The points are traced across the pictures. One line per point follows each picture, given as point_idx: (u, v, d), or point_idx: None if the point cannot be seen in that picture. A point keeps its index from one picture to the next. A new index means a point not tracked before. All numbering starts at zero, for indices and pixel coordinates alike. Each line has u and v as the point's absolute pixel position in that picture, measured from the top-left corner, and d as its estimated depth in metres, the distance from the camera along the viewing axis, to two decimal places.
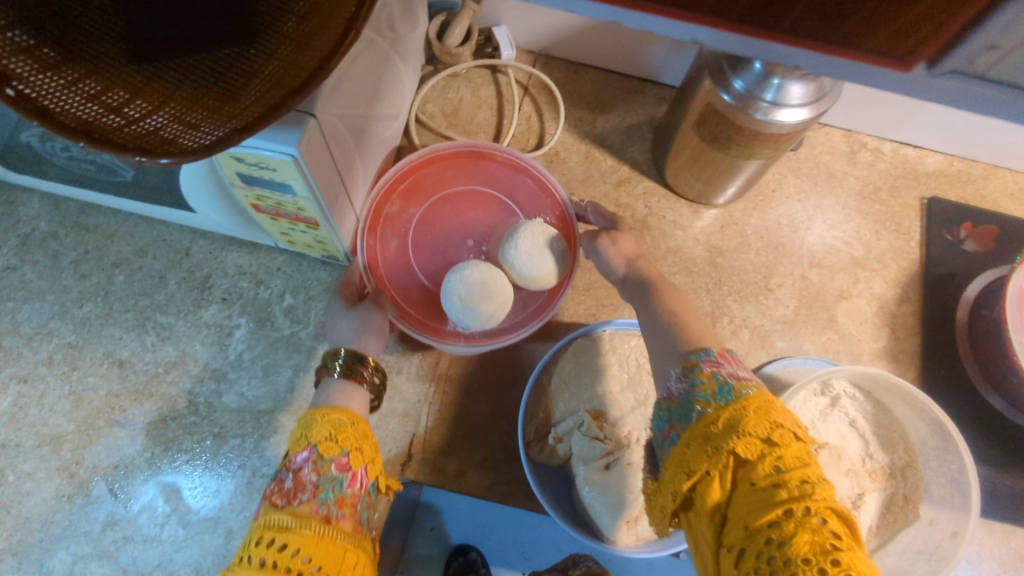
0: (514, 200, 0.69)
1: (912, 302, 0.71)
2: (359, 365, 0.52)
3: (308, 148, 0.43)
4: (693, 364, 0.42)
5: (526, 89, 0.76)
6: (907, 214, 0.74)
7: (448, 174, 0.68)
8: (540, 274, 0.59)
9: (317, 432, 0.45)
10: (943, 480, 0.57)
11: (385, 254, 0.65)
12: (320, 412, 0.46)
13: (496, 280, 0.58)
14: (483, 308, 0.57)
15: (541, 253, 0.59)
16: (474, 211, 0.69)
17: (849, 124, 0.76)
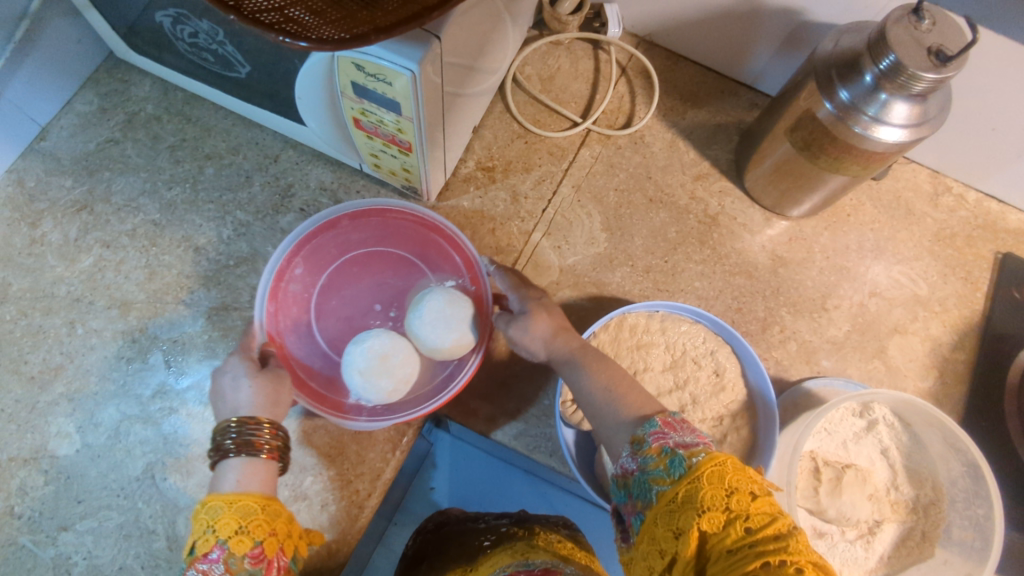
0: (422, 257, 0.66)
1: (966, 352, 0.70)
2: (252, 434, 0.44)
3: (426, 68, 0.46)
4: (641, 440, 0.41)
5: (624, 70, 0.77)
6: (979, 265, 0.73)
7: (362, 233, 0.65)
8: (450, 343, 0.56)
9: (225, 530, 0.40)
10: (965, 523, 0.58)
11: (286, 321, 0.61)
12: (229, 503, 0.41)
13: (400, 351, 0.57)
14: (384, 381, 0.56)
15: (448, 321, 0.56)
16: (383, 271, 0.66)
17: (938, 166, 0.75)
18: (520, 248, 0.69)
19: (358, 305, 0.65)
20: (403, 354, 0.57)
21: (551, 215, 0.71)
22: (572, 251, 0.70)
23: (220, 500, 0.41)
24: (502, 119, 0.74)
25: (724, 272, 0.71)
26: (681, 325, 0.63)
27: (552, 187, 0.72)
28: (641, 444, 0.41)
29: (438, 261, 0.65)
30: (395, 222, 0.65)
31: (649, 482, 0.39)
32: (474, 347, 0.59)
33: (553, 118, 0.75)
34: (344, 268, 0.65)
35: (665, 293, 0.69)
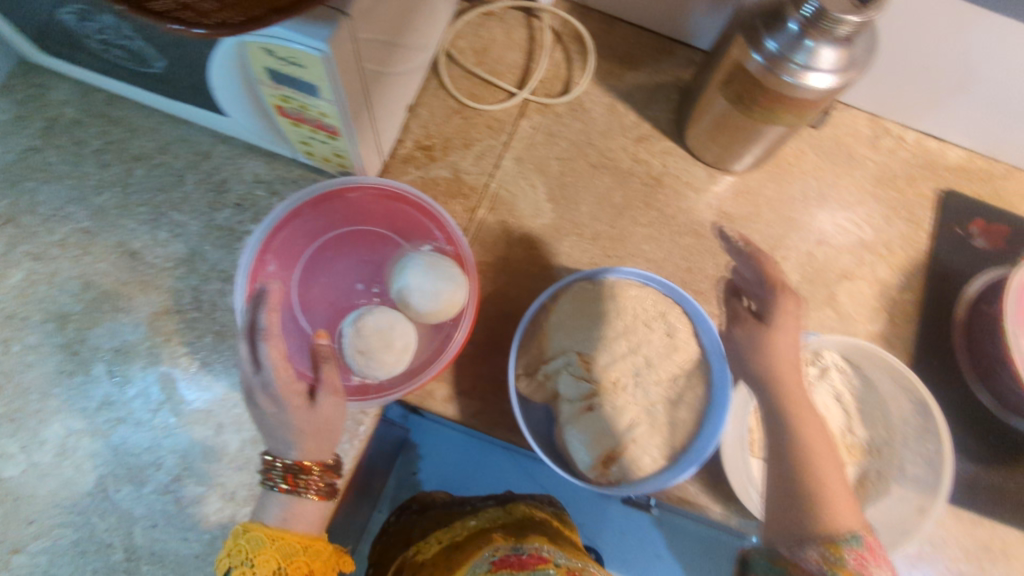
0: (393, 229, 0.63)
1: (914, 291, 0.71)
2: (299, 474, 0.54)
3: (337, 46, 0.45)
4: (838, 552, 0.45)
5: (559, 36, 0.76)
6: (921, 204, 0.74)
7: (326, 219, 0.62)
8: (440, 302, 0.55)
9: (264, 566, 0.50)
10: (917, 460, 0.59)
11: (269, 319, 0.59)
12: (270, 539, 0.51)
13: (394, 325, 0.55)
14: (384, 356, 0.54)
15: (434, 284, 0.55)
16: (358, 250, 0.63)
17: (876, 110, 0.76)
18: (466, 225, 0.69)
19: (336, 289, 0.61)
20: (400, 327, 0.55)
21: (495, 189, 0.70)
22: (519, 224, 0.69)
23: (262, 535, 0.51)
24: (437, 96, 0.73)
25: (672, 233, 0.71)
26: (630, 290, 0.63)
27: (493, 161, 0.71)
28: (836, 556, 0.45)
29: (410, 230, 0.63)
30: (358, 198, 0.62)
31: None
32: (464, 307, 0.57)
33: (490, 91, 0.74)
34: (316, 255, 0.62)
35: (615, 259, 0.69)
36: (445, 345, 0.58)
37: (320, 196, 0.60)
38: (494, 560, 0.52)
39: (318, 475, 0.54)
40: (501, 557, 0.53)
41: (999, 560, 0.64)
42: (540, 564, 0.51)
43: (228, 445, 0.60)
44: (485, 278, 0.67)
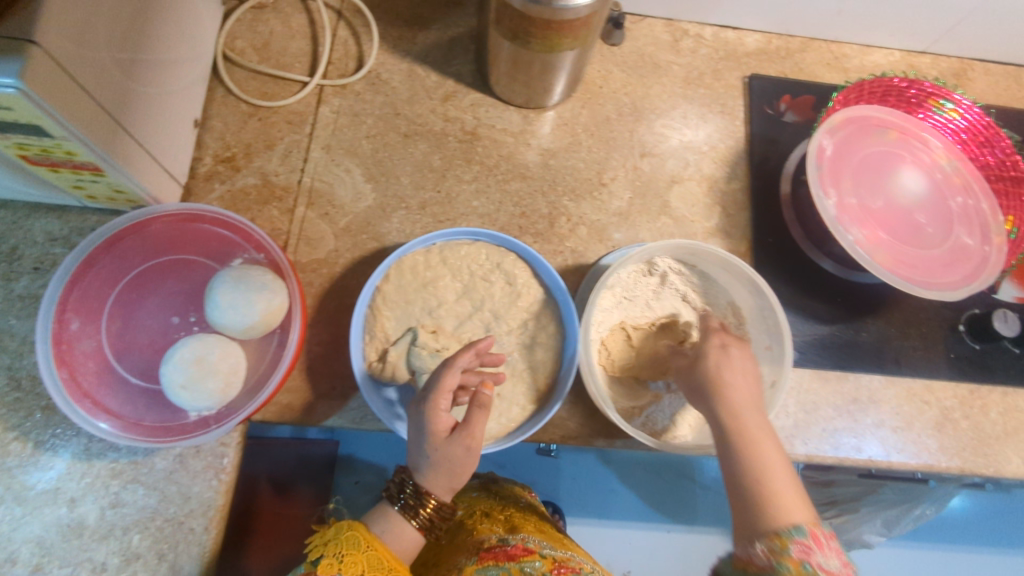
0: (201, 252, 0.60)
1: (740, 179, 0.73)
2: (419, 500, 0.50)
3: (36, 78, 0.41)
4: (784, 543, 0.42)
5: (340, 14, 0.73)
6: (731, 94, 0.76)
7: (124, 260, 0.58)
8: (257, 316, 0.54)
9: (351, 570, 0.47)
10: (763, 337, 0.63)
11: (88, 380, 0.55)
12: (367, 545, 0.48)
13: (214, 350, 0.54)
14: (210, 384, 0.53)
15: (244, 297, 0.54)
16: (171, 282, 0.60)
17: (668, 14, 0.77)
18: (287, 228, 0.66)
19: (155, 328, 0.58)
20: (221, 350, 0.54)
21: (309, 183, 0.67)
22: (342, 212, 0.67)
23: (363, 538, 0.49)
24: (227, 103, 0.69)
25: (499, 183, 0.70)
26: (460, 250, 0.62)
27: (301, 156, 0.68)
28: (782, 547, 0.42)
29: (218, 248, 0.60)
30: (153, 230, 0.58)
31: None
32: (287, 310, 0.56)
33: (282, 85, 0.70)
34: (125, 297, 0.58)
35: (448, 223, 0.68)
36: (281, 355, 0.58)
37: (110, 237, 0.56)
38: (481, 551, 0.59)
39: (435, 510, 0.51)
40: (489, 548, 0.59)
41: (869, 407, 0.67)
42: (527, 556, 0.57)
43: (86, 518, 0.56)
44: (319, 275, 0.65)
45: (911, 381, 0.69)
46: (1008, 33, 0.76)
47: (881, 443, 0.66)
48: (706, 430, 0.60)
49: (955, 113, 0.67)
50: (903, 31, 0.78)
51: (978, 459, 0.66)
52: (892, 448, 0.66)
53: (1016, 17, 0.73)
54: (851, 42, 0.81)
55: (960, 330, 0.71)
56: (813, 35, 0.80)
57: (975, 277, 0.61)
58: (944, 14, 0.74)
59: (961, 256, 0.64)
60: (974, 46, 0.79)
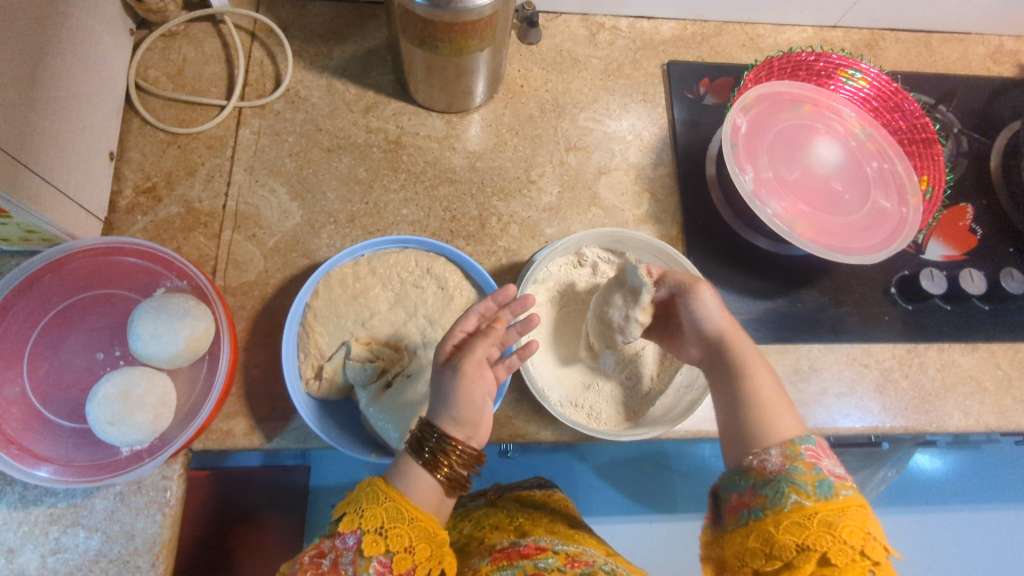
0: (123, 285, 0.60)
1: (667, 165, 0.74)
2: (443, 450, 0.47)
3: None
4: (797, 449, 0.45)
5: (253, 35, 0.73)
6: (651, 83, 0.77)
7: (42, 301, 0.57)
8: (181, 343, 0.53)
9: (371, 522, 0.43)
10: None
11: (13, 426, 0.53)
12: (386, 496, 0.45)
13: (139, 382, 0.53)
14: (139, 417, 0.52)
15: (166, 326, 0.53)
16: (93, 317, 0.59)
17: (582, 9, 0.78)
18: (215, 253, 0.65)
19: (80, 366, 0.57)
20: (146, 381, 0.53)
21: (234, 207, 0.67)
22: (269, 232, 0.66)
23: (383, 490, 0.45)
24: (144, 133, 0.68)
25: (427, 189, 0.70)
26: (389, 258, 0.62)
27: (224, 180, 0.68)
28: (795, 451, 0.45)
29: (142, 280, 0.60)
30: (72, 268, 0.57)
31: (788, 487, 0.43)
32: (213, 335, 0.56)
33: (199, 111, 0.70)
34: (46, 339, 0.57)
35: (379, 233, 0.68)
36: (212, 380, 0.57)
37: (24, 280, 0.55)
38: (494, 553, 0.54)
39: (461, 456, 0.47)
40: (502, 550, 0.54)
41: (812, 376, 0.68)
42: (540, 553, 0.52)
43: (27, 567, 0.55)
44: (250, 297, 0.64)
45: (850, 346, 0.70)
46: (911, 0, 0.79)
47: (828, 410, 0.67)
48: (651, 414, 0.61)
49: (864, 81, 0.69)
50: (812, 7, 0.80)
51: (921, 417, 0.68)
52: (837, 413, 0.67)
53: None
54: (764, 21, 0.82)
55: (893, 293, 0.72)
56: (727, 18, 0.81)
57: (893, 238, 0.63)
58: None
59: (880, 219, 0.65)
60: (881, 16, 0.82)
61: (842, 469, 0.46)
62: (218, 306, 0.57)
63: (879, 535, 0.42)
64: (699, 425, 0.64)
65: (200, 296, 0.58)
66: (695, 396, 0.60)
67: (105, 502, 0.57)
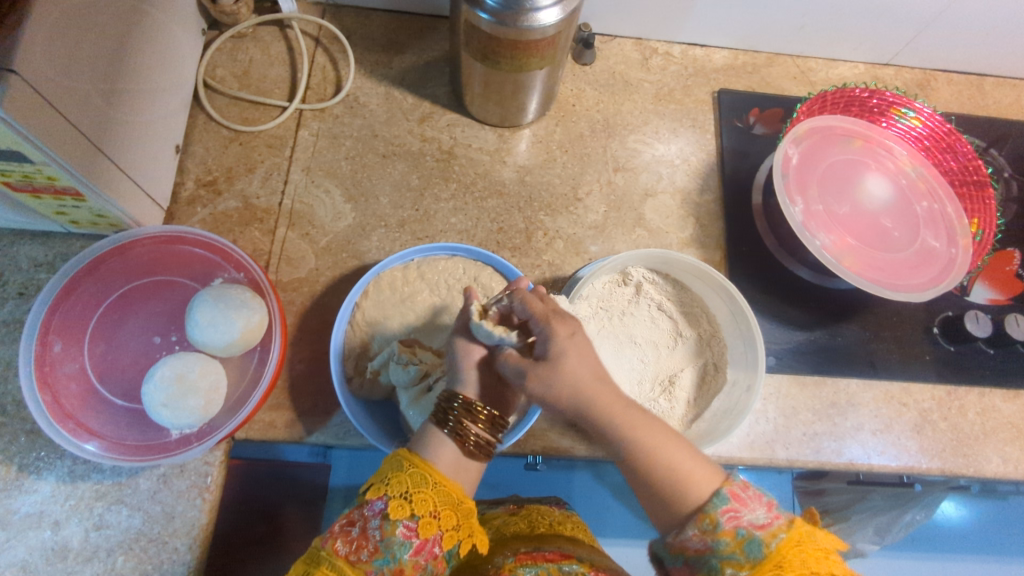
0: (183, 274, 0.62)
1: (713, 191, 0.75)
2: (468, 416, 0.46)
3: (14, 106, 0.43)
4: (713, 519, 0.42)
5: (318, 41, 0.75)
6: (701, 109, 0.78)
7: (106, 282, 0.59)
8: (237, 333, 0.55)
9: (397, 489, 0.43)
10: (739, 343, 0.64)
11: (69, 402, 0.56)
12: (411, 463, 0.45)
13: (194, 368, 0.54)
14: (191, 401, 0.53)
15: (224, 315, 0.55)
16: (154, 301, 0.61)
17: (637, 33, 0.79)
18: (269, 248, 0.67)
19: (137, 347, 0.59)
20: (200, 367, 0.55)
21: (289, 205, 0.69)
22: (322, 232, 0.68)
23: (406, 459, 0.45)
24: (208, 129, 0.70)
25: (475, 200, 0.71)
26: (437, 265, 0.64)
27: (281, 178, 0.70)
28: (712, 524, 0.42)
29: (201, 269, 0.62)
30: (136, 252, 0.60)
31: (719, 564, 0.42)
32: (267, 327, 0.58)
33: (262, 111, 0.72)
34: (107, 319, 0.59)
35: (426, 240, 0.70)
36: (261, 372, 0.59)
37: (91, 261, 0.57)
38: (518, 552, 0.55)
39: (486, 417, 0.47)
40: (525, 551, 0.55)
41: (848, 411, 0.68)
42: (564, 559, 0.53)
43: (71, 541, 0.56)
44: (300, 294, 0.66)
45: (889, 384, 0.69)
46: (967, 44, 0.79)
47: (862, 446, 0.67)
48: (688, 437, 0.61)
49: (917, 121, 0.70)
50: (866, 44, 0.80)
51: (958, 459, 0.67)
52: (872, 450, 0.67)
53: (970, 28, 0.76)
54: (816, 55, 0.83)
55: (935, 332, 0.71)
56: (779, 51, 0.82)
57: (941, 279, 0.63)
58: (905, 27, 0.77)
59: (929, 258, 0.66)
60: (934, 57, 0.82)
61: (770, 496, 0.44)
62: (272, 300, 0.58)
63: (829, 547, 0.42)
64: (729, 450, 0.65)
65: (256, 289, 0.60)
66: (733, 420, 0.60)
67: (149, 483, 0.59)
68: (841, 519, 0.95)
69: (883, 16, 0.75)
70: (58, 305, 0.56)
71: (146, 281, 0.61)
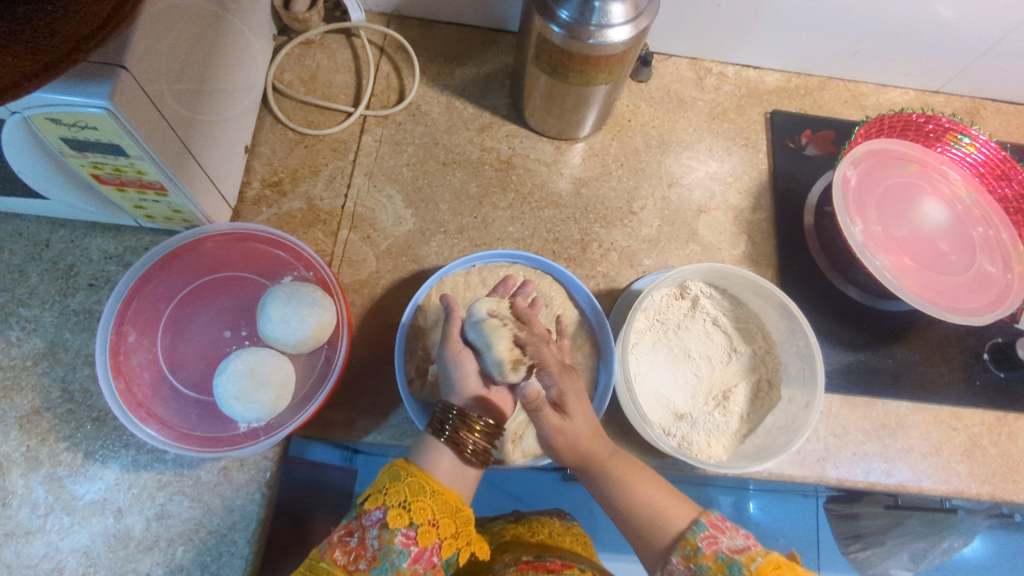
0: (252, 270, 0.64)
1: (764, 209, 0.76)
2: (462, 426, 0.48)
3: (122, 100, 0.45)
4: (694, 545, 0.45)
5: (382, 50, 0.77)
6: (753, 129, 0.80)
7: (180, 276, 0.62)
8: (308, 330, 0.56)
9: (394, 498, 0.45)
10: (795, 360, 0.65)
11: (142, 390, 0.58)
12: (408, 474, 0.46)
13: (265, 363, 0.56)
14: (262, 395, 0.55)
15: (297, 312, 0.56)
16: (223, 297, 0.64)
17: (693, 53, 0.81)
18: (331, 249, 0.68)
19: (208, 341, 0.62)
20: (271, 362, 0.56)
21: (352, 208, 0.70)
22: (383, 236, 0.69)
23: (403, 469, 0.47)
24: (275, 131, 0.72)
25: (533, 210, 0.73)
26: (498, 272, 0.65)
27: (345, 182, 0.71)
28: (694, 550, 0.44)
29: (269, 267, 0.64)
30: (208, 247, 0.62)
31: None
32: (335, 326, 0.59)
33: (327, 115, 0.74)
34: (179, 311, 0.62)
35: (484, 247, 0.71)
36: (328, 370, 0.60)
37: (166, 254, 0.60)
38: (520, 563, 0.54)
39: (482, 430, 0.49)
40: (527, 561, 0.54)
41: (898, 433, 0.68)
42: (567, 570, 0.53)
43: (132, 529, 0.57)
44: (360, 295, 0.67)
45: (939, 407, 0.70)
46: (1019, 75, 0.80)
47: (911, 469, 0.67)
48: (742, 451, 0.62)
49: (972, 147, 0.71)
50: (918, 72, 0.82)
51: (1007, 486, 0.67)
52: (922, 474, 0.67)
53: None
54: (866, 81, 0.85)
55: (985, 358, 0.72)
56: (831, 75, 0.84)
57: (998, 304, 0.64)
58: (959, 56, 0.78)
59: (983, 284, 0.67)
60: (985, 87, 0.83)
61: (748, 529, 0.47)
62: (340, 300, 0.60)
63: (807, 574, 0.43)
64: (781, 467, 0.65)
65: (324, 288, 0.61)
66: (790, 436, 0.60)
67: (210, 476, 0.59)
68: (876, 544, 0.93)
69: (938, 44, 0.76)
70: (135, 296, 0.59)
71: (218, 276, 0.64)
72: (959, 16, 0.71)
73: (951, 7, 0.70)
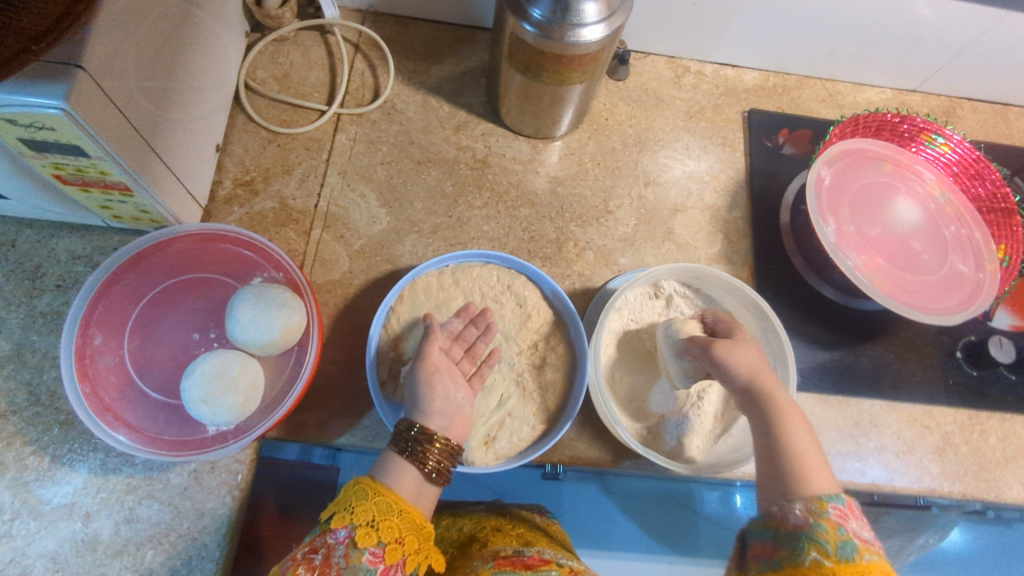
0: (222, 271, 0.64)
1: (740, 208, 0.76)
2: (423, 445, 0.48)
3: (80, 101, 0.44)
4: (823, 505, 0.42)
5: (357, 47, 0.76)
6: (731, 127, 0.80)
7: (147, 277, 0.61)
8: (277, 332, 0.56)
9: (361, 516, 0.44)
10: (769, 359, 0.65)
11: (108, 394, 0.57)
12: (374, 493, 0.45)
13: (233, 366, 0.55)
14: (230, 398, 0.54)
15: (265, 315, 0.56)
16: (193, 297, 0.63)
17: (670, 51, 0.80)
18: (304, 249, 0.68)
19: (176, 342, 0.61)
20: (240, 365, 0.56)
21: (325, 207, 0.70)
22: (357, 235, 0.69)
23: (368, 487, 0.46)
24: (247, 129, 0.71)
25: (508, 209, 0.72)
26: (472, 272, 0.64)
27: (318, 181, 0.70)
28: (820, 508, 0.42)
29: (239, 267, 0.64)
30: (176, 248, 0.61)
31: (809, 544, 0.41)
32: (305, 328, 0.58)
33: (300, 113, 0.73)
34: (147, 313, 0.61)
35: (459, 247, 0.70)
36: (298, 372, 0.60)
37: (133, 255, 0.59)
38: (498, 558, 0.52)
39: (442, 450, 0.49)
40: (505, 556, 0.52)
41: (871, 431, 0.69)
42: (544, 566, 0.51)
43: (101, 533, 0.56)
44: (333, 295, 0.66)
45: (912, 406, 0.70)
46: (994, 74, 0.80)
47: (884, 466, 0.68)
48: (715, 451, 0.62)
49: (946, 147, 0.71)
50: (894, 70, 0.82)
51: (978, 484, 0.68)
52: (894, 471, 0.68)
53: (999, 59, 0.77)
54: (844, 79, 0.85)
55: (958, 357, 0.72)
56: (809, 73, 0.84)
57: (970, 302, 0.65)
58: (934, 55, 0.78)
59: (956, 283, 0.67)
60: (961, 86, 0.83)
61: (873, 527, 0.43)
62: (310, 302, 0.59)
63: None
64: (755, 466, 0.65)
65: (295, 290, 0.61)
66: None
67: (179, 479, 0.59)
68: None
69: (914, 43, 0.76)
70: (101, 298, 0.58)
71: (187, 277, 0.63)
72: (934, 15, 0.71)
73: (927, 6, 0.70)
